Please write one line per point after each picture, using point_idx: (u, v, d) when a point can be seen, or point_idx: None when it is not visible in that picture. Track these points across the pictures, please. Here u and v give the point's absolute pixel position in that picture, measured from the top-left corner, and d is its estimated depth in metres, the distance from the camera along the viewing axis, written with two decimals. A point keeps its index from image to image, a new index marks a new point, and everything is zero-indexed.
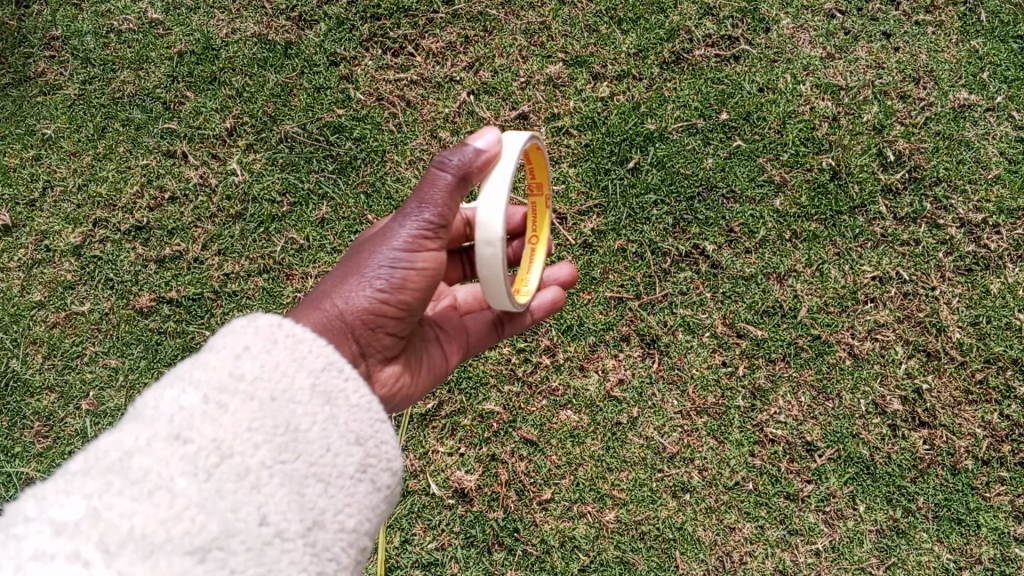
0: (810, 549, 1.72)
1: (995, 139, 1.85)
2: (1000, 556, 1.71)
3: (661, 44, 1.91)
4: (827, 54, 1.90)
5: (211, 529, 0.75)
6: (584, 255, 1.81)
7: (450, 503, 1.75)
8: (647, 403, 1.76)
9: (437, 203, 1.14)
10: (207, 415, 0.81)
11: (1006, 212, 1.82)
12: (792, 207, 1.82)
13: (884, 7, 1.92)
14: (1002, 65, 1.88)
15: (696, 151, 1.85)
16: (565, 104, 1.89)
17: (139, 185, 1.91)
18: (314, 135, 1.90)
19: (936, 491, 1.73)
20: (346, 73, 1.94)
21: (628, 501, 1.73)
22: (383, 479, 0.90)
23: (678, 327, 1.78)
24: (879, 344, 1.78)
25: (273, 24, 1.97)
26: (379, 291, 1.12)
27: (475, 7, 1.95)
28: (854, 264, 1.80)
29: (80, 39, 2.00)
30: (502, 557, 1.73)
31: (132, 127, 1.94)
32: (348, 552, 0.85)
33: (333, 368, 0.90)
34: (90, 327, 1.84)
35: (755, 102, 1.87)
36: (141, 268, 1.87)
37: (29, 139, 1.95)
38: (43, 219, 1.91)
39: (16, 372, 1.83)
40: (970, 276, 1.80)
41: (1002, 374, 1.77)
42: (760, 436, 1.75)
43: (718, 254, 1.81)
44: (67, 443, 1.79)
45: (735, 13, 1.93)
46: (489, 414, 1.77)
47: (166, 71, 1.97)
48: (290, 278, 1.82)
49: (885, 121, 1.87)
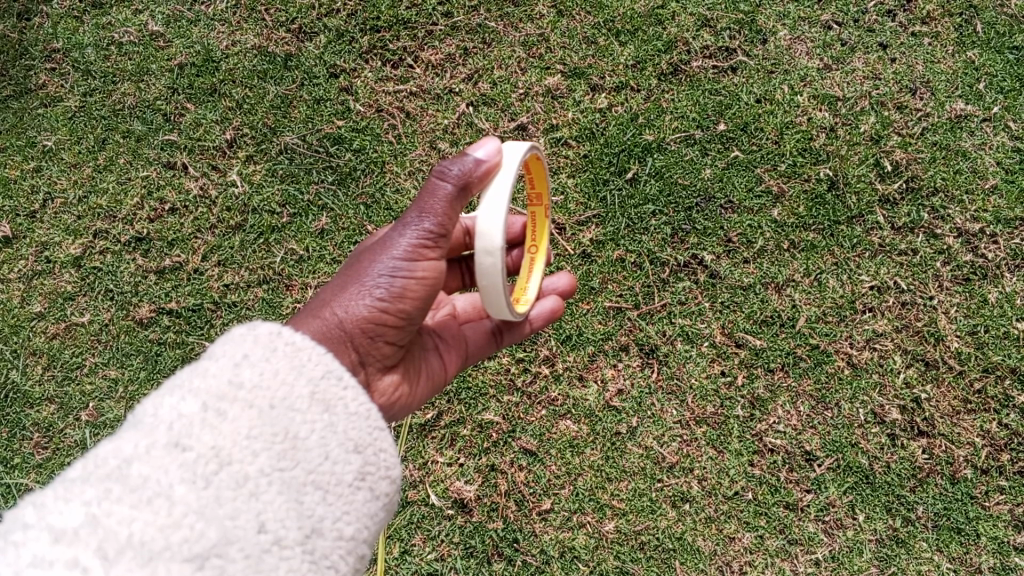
0: (810, 559, 1.72)
1: (992, 149, 1.86)
2: (1000, 565, 1.71)
3: (658, 55, 1.92)
4: (824, 64, 1.91)
5: (209, 537, 0.75)
6: (583, 265, 1.82)
7: (450, 514, 1.75)
8: (647, 413, 1.77)
9: (437, 212, 1.15)
10: (207, 422, 0.81)
11: (1003, 222, 1.83)
12: (790, 217, 1.83)
13: (881, 19, 1.93)
14: (998, 75, 1.89)
15: (694, 161, 1.86)
16: (564, 115, 1.90)
17: (139, 197, 1.92)
18: (314, 146, 1.91)
19: (936, 500, 1.73)
20: (346, 84, 1.95)
21: (628, 511, 1.73)
22: (382, 486, 0.90)
23: (677, 337, 1.79)
24: (877, 353, 1.78)
25: (273, 37, 1.98)
26: (379, 299, 1.13)
27: (474, 19, 1.96)
28: (853, 273, 1.81)
29: (81, 51, 2.01)
30: (502, 567, 1.73)
31: (132, 139, 1.95)
32: (347, 560, 0.84)
33: (333, 376, 0.91)
34: (90, 338, 1.84)
35: (752, 113, 1.88)
36: (141, 279, 1.87)
37: (29, 151, 1.96)
38: (43, 231, 1.91)
39: (16, 383, 1.83)
40: (968, 285, 1.81)
41: (1001, 384, 1.77)
42: (759, 445, 1.75)
43: (717, 264, 1.81)
44: (67, 454, 1.79)
45: (732, 25, 1.94)
46: (489, 424, 1.77)
47: (166, 83, 1.98)
48: (290, 289, 1.83)
49: (883, 131, 1.88)
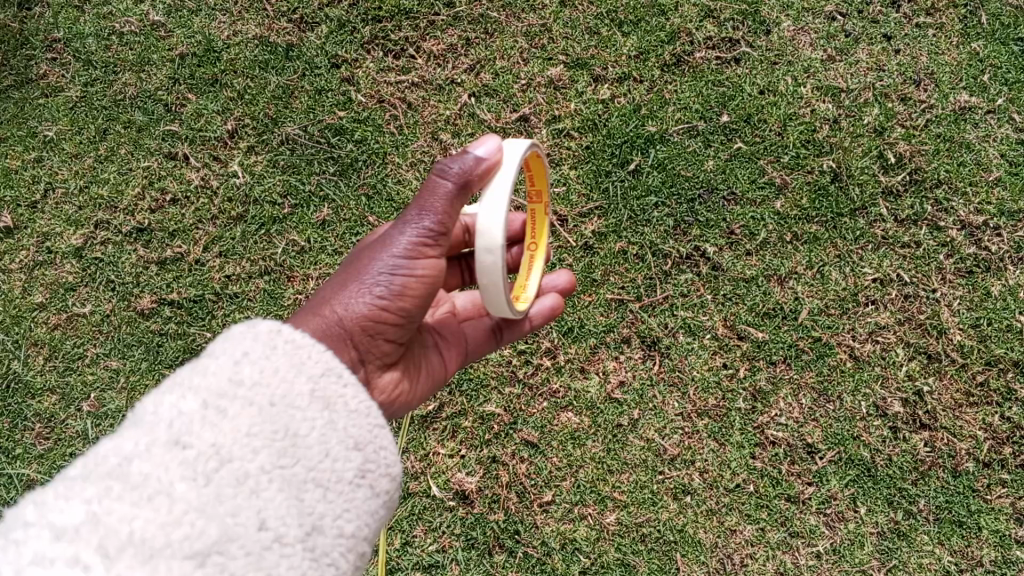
0: (811, 551, 1.72)
1: (996, 141, 1.85)
2: (1001, 558, 1.71)
3: (661, 46, 1.91)
4: (827, 56, 1.91)
5: (210, 534, 0.75)
6: (584, 257, 1.81)
7: (451, 505, 1.74)
8: (648, 405, 1.76)
9: (437, 210, 1.15)
10: (207, 419, 0.81)
11: (1006, 214, 1.82)
12: (793, 209, 1.82)
13: (885, 9, 1.92)
14: (1003, 67, 1.88)
15: (696, 153, 1.85)
16: (566, 106, 1.89)
17: (141, 187, 1.91)
18: (315, 137, 1.90)
19: (937, 493, 1.73)
20: (347, 75, 1.94)
21: (629, 503, 1.73)
22: (383, 484, 0.90)
23: (678, 329, 1.78)
24: (880, 346, 1.78)
25: (274, 27, 1.98)
26: (379, 297, 1.12)
27: (476, 9, 1.95)
28: (855, 266, 1.80)
29: (82, 41, 2.00)
30: (503, 559, 1.73)
31: (134, 129, 1.95)
32: (347, 557, 0.84)
33: (332, 374, 0.90)
34: (91, 329, 1.84)
35: (755, 104, 1.88)
36: (143, 269, 1.87)
37: (30, 141, 1.95)
38: (45, 221, 1.91)
39: (17, 374, 1.83)
40: (971, 278, 1.80)
41: (1003, 377, 1.77)
42: (761, 438, 1.75)
43: (718, 256, 1.81)
44: (69, 444, 1.79)
45: (735, 15, 1.93)
46: (490, 416, 1.77)
47: (167, 73, 1.97)
48: (292, 281, 1.82)
49: (886, 123, 1.87)
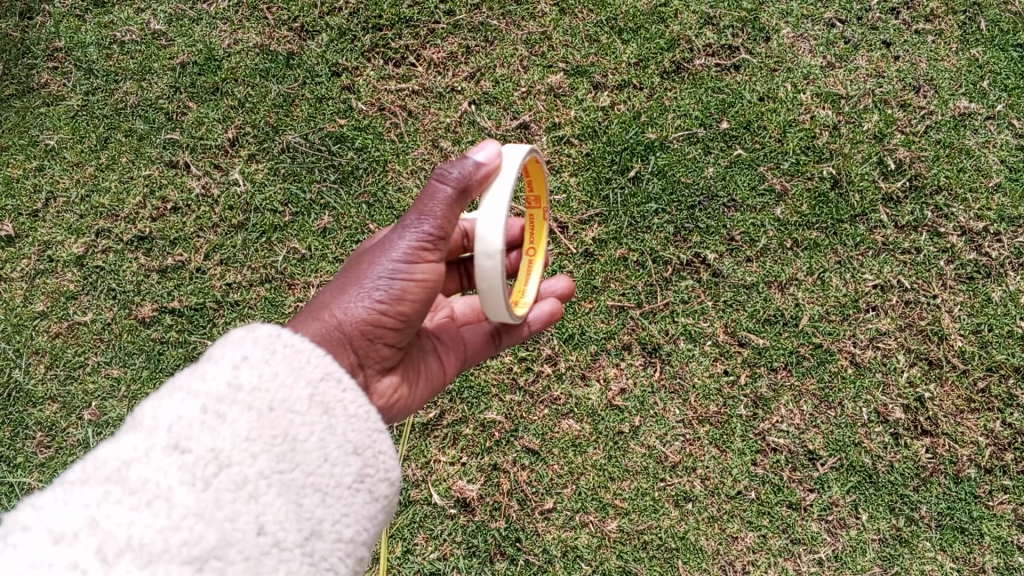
0: (813, 558, 1.71)
1: (995, 147, 1.86)
2: (1003, 565, 1.71)
3: (661, 53, 1.91)
4: (827, 63, 1.91)
5: (209, 539, 0.75)
6: (585, 264, 1.81)
7: (452, 513, 1.74)
8: (649, 412, 1.76)
9: (436, 215, 1.15)
10: (206, 424, 0.81)
11: (1006, 220, 1.82)
12: (793, 216, 1.82)
13: (884, 16, 1.93)
14: (1002, 73, 1.88)
15: (696, 160, 1.85)
16: (566, 113, 1.89)
17: (142, 196, 1.92)
18: (315, 145, 1.91)
19: (939, 499, 1.72)
20: (347, 83, 1.95)
21: (630, 510, 1.73)
22: (381, 489, 0.90)
23: (679, 336, 1.78)
24: (880, 352, 1.78)
25: (275, 35, 1.98)
26: (379, 302, 1.12)
27: (476, 17, 1.96)
28: (855, 272, 1.80)
29: (83, 50, 2.01)
30: (504, 566, 1.72)
31: (135, 138, 1.95)
32: (345, 562, 0.84)
33: (332, 379, 0.91)
34: (92, 338, 1.84)
35: (755, 111, 1.88)
36: (143, 277, 1.87)
37: (32, 150, 1.96)
38: (46, 230, 1.91)
39: (18, 382, 1.84)
40: (972, 284, 1.80)
41: (1004, 383, 1.77)
42: (762, 444, 1.75)
43: (718, 263, 1.81)
44: (70, 453, 1.79)
45: (734, 22, 1.93)
46: (491, 423, 1.77)
47: (168, 82, 1.98)
48: (293, 288, 1.82)
49: (886, 129, 1.87)
